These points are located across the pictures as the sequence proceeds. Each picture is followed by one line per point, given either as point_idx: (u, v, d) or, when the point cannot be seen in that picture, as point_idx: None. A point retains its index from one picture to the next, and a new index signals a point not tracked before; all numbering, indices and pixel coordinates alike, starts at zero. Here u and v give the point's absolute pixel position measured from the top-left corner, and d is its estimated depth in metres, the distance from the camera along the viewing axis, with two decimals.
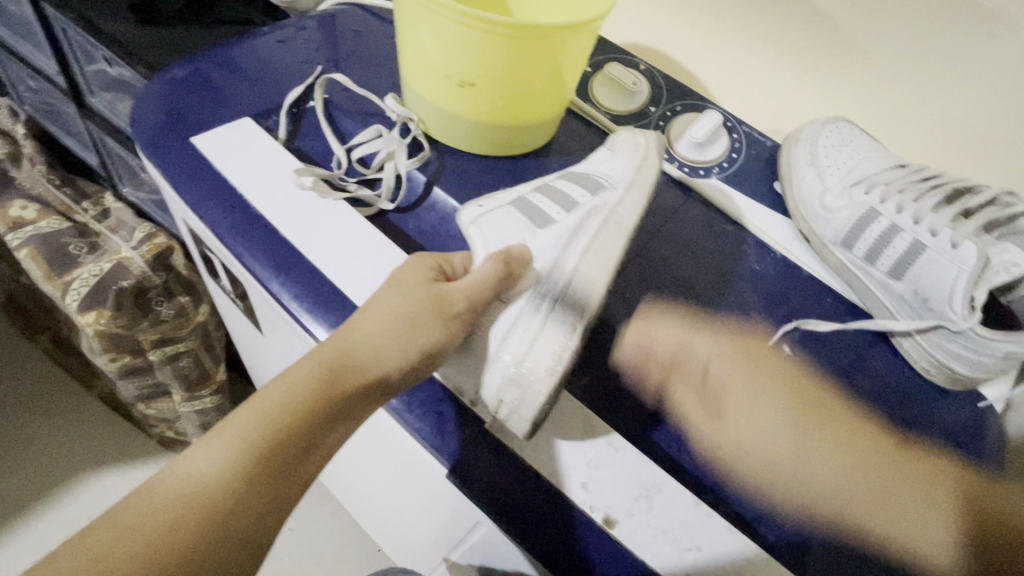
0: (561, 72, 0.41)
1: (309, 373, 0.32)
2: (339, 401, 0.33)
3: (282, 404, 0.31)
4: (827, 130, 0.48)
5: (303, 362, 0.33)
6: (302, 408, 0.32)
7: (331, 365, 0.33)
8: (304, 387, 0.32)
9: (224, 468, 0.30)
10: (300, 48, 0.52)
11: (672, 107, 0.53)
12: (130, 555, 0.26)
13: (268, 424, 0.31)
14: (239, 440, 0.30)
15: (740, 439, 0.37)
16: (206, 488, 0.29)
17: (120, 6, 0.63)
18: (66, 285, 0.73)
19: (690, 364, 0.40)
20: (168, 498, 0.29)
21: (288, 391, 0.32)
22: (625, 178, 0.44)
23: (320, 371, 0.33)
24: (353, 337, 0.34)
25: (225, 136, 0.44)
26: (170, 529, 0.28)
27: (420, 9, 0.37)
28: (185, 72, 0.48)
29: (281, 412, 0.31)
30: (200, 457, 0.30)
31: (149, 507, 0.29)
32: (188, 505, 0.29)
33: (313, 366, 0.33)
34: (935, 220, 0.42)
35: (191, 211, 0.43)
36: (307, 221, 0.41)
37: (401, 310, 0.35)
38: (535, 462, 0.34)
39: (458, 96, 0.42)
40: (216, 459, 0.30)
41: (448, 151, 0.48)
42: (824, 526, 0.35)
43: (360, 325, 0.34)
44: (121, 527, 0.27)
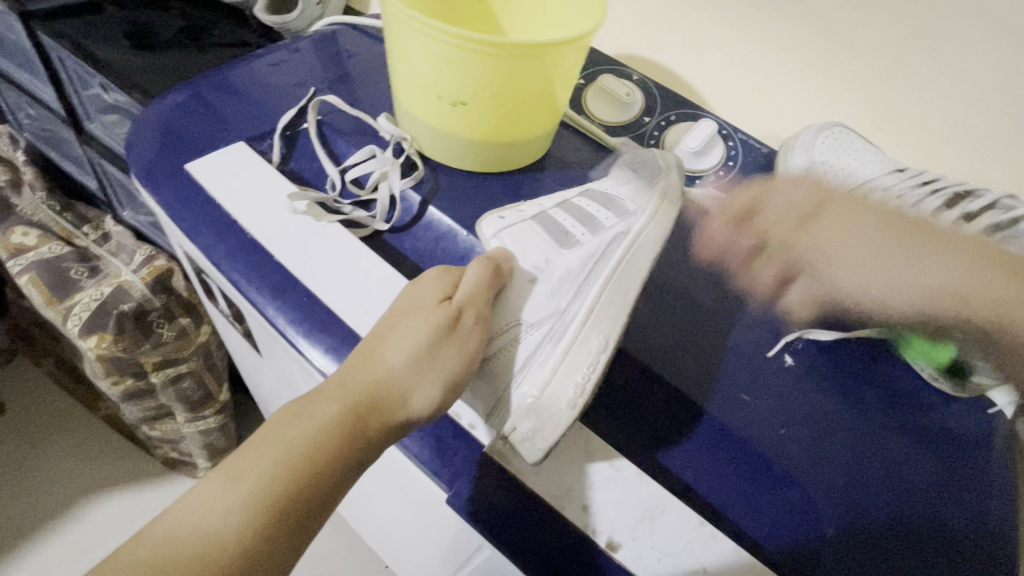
0: (553, 87, 0.41)
1: (333, 417, 0.32)
2: (365, 443, 0.33)
3: (305, 454, 0.31)
4: (823, 136, 0.48)
5: (324, 405, 0.32)
6: (327, 455, 0.31)
7: (357, 408, 0.33)
8: (329, 431, 0.32)
9: (240, 523, 0.29)
10: (294, 69, 0.53)
11: (666, 117, 0.53)
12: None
13: (289, 471, 0.30)
14: (260, 491, 0.30)
15: (831, 239, 0.44)
16: (223, 544, 0.29)
17: (114, 33, 0.64)
18: (68, 310, 0.74)
19: (777, 192, 0.48)
20: (187, 547, 0.29)
21: (310, 439, 0.31)
22: (651, 204, 0.43)
23: (345, 416, 0.32)
24: (378, 373, 0.34)
25: (219, 161, 0.44)
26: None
27: (409, 30, 0.38)
28: (181, 97, 0.49)
29: (301, 462, 0.31)
30: (222, 507, 0.29)
31: (168, 558, 0.28)
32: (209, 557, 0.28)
33: (337, 407, 0.32)
34: (934, 226, 0.42)
35: (187, 238, 0.43)
36: (302, 243, 0.41)
37: (418, 339, 0.34)
38: (537, 485, 0.34)
39: (449, 115, 0.42)
40: (231, 515, 0.29)
41: (442, 169, 0.48)
42: (838, 538, 0.34)
43: (382, 358, 0.34)
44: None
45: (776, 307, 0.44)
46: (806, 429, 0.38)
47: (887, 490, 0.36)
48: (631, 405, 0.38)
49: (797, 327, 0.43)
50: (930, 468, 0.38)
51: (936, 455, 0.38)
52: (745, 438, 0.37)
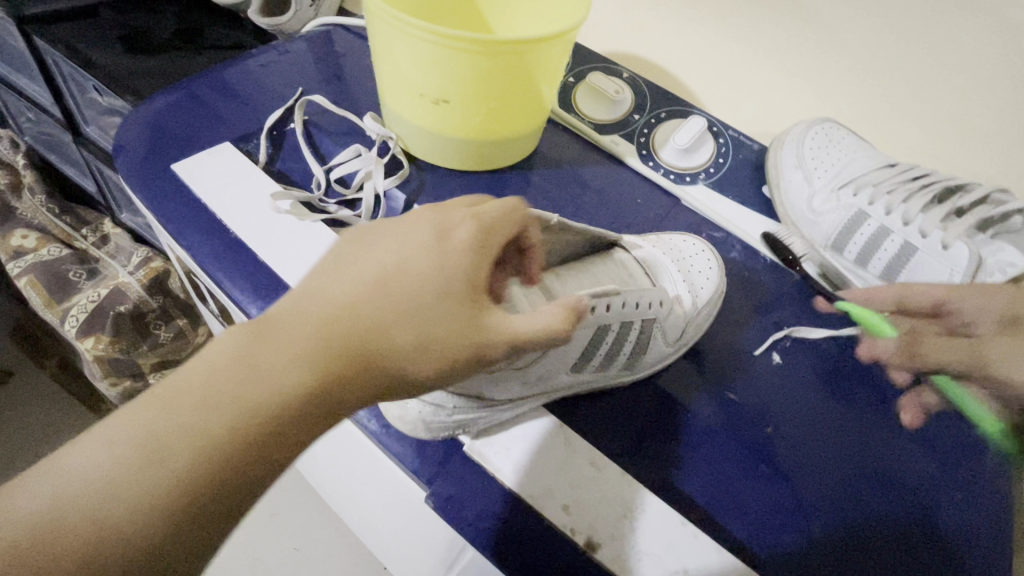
0: (537, 86, 0.41)
1: (288, 369, 0.24)
2: (323, 400, 0.24)
3: (241, 412, 0.23)
4: (813, 131, 0.46)
5: (286, 358, 0.24)
6: (268, 413, 0.23)
7: (335, 374, 0.24)
8: (277, 390, 0.24)
9: (145, 485, 0.22)
10: (283, 70, 0.53)
11: (656, 115, 0.52)
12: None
13: (223, 433, 0.23)
14: (178, 452, 0.22)
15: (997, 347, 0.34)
16: (118, 506, 0.22)
17: (109, 36, 0.64)
18: (65, 311, 0.74)
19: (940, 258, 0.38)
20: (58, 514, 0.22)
21: (249, 391, 0.23)
22: (690, 310, 0.41)
23: (305, 370, 0.24)
24: (358, 325, 0.25)
25: (205, 161, 0.44)
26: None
27: (390, 29, 0.37)
28: (169, 99, 0.49)
29: (231, 416, 0.23)
30: (126, 465, 0.22)
31: (26, 534, 0.21)
32: (86, 536, 0.21)
33: (304, 367, 0.24)
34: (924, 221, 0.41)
35: (172, 238, 0.43)
36: (285, 240, 0.41)
37: (432, 319, 0.25)
38: (515, 483, 0.32)
39: (433, 114, 0.42)
40: (130, 470, 0.22)
41: (428, 168, 0.47)
42: (823, 539, 0.33)
43: (366, 307, 0.25)
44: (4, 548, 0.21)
45: (766, 305, 0.44)
46: (798, 427, 0.38)
47: (879, 489, 0.36)
48: (614, 407, 0.38)
49: (786, 324, 0.43)
50: (925, 466, 0.37)
51: (926, 454, 0.38)
52: (732, 439, 0.37)
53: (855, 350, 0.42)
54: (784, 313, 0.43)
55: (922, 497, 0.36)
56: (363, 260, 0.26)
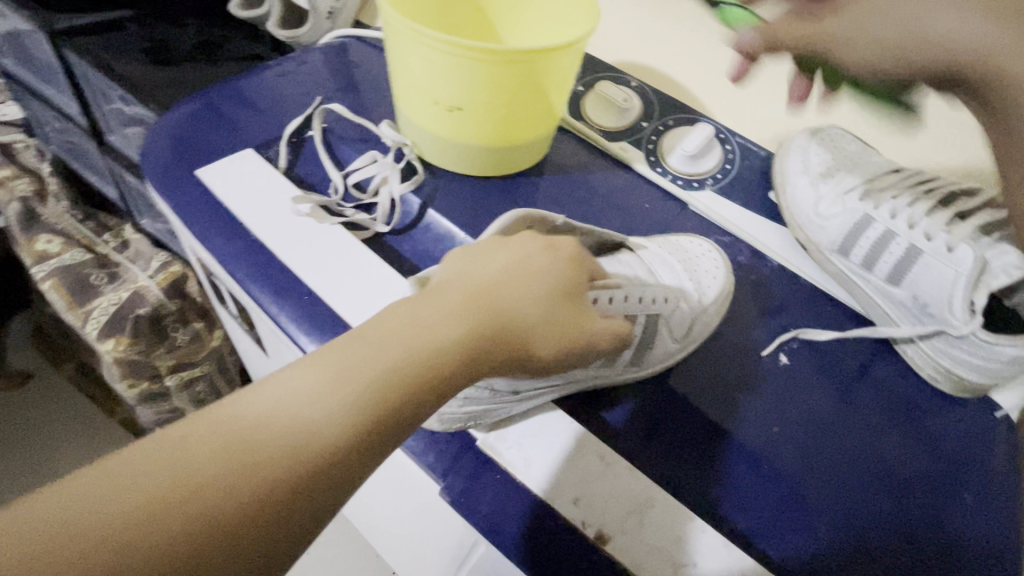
0: (547, 93, 0.42)
1: (456, 328, 0.28)
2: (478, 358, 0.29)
3: (418, 361, 0.27)
4: (817, 139, 0.48)
5: (443, 323, 0.28)
6: (439, 363, 0.27)
7: (477, 340, 0.28)
8: (449, 343, 0.27)
9: (327, 417, 0.24)
10: (301, 80, 0.55)
11: (663, 122, 0.54)
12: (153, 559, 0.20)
13: (386, 389, 0.25)
14: (354, 403, 0.25)
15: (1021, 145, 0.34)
16: (299, 436, 0.24)
17: (134, 49, 0.67)
18: (87, 314, 0.77)
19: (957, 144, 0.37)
20: (236, 450, 0.23)
21: (426, 343, 0.27)
22: (694, 309, 0.41)
23: (469, 330, 0.28)
24: (502, 302, 0.30)
25: (228, 167, 0.46)
26: (218, 517, 0.21)
27: (406, 39, 0.39)
28: (194, 108, 0.51)
29: (409, 362, 0.26)
30: (307, 409, 0.24)
31: (208, 464, 0.22)
32: (256, 474, 0.22)
33: (460, 332, 0.28)
34: (929, 225, 0.41)
35: (196, 240, 0.44)
36: (304, 243, 0.42)
37: (553, 300, 0.32)
38: (526, 478, 0.33)
39: (447, 120, 0.44)
40: (318, 405, 0.24)
41: (442, 174, 0.49)
42: (832, 540, 0.34)
43: (509, 287, 0.31)
44: (185, 475, 0.21)
45: (773, 307, 0.45)
46: (807, 429, 0.38)
47: (888, 491, 0.36)
48: (625, 405, 0.38)
49: (793, 327, 0.43)
50: (934, 470, 0.37)
51: (933, 456, 0.38)
52: (745, 439, 0.37)
53: (862, 352, 0.43)
54: (791, 316, 0.44)
55: (929, 498, 0.36)
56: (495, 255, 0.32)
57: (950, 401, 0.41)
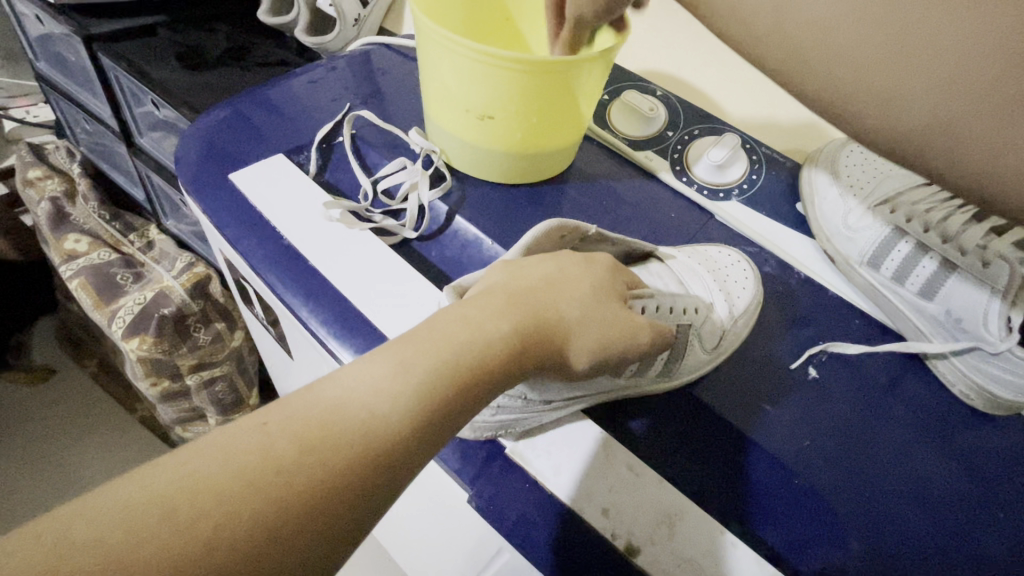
0: (577, 103, 0.42)
1: (506, 327, 0.30)
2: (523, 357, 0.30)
3: (472, 356, 0.28)
4: (847, 151, 0.48)
5: (488, 319, 0.30)
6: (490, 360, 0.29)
7: (523, 336, 0.30)
8: (498, 342, 0.29)
9: (392, 408, 0.25)
10: (331, 87, 0.56)
11: (689, 132, 0.54)
12: (251, 526, 0.22)
13: (443, 377, 0.27)
14: (416, 390, 0.26)
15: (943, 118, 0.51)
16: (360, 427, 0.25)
17: (167, 54, 0.68)
18: (113, 312, 0.78)
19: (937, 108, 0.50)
20: (314, 433, 0.24)
21: (479, 341, 0.29)
22: (722, 317, 0.41)
23: (514, 330, 0.30)
24: (546, 303, 0.32)
25: (260, 172, 0.47)
26: (284, 508, 0.23)
27: (440, 48, 0.40)
28: (228, 113, 0.52)
29: (464, 359, 0.28)
30: (372, 403, 0.25)
31: (281, 453, 0.23)
32: (334, 457, 0.24)
33: (506, 328, 0.29)
34: (965, 239, 0.41)
35: (228, 243, 0.45)
36: (334, 247, 0.43)
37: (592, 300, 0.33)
38: (555, 487, 0.33)
39: (476, 128, 0.44)
40: (384, 399, 0.26)
41: (468, 180, 0.49)
42: (866, 555, 0.33)
43: (557, 289, 0.32)
44: (271, 456, 0.23)
45: (801, 319, 0.44)
46: (837, 444, 0.38)
47: (921, 508, 0.35)
48: (652, 415, 0.38)
49: (822, 339, 0.43)
50: (968, 488, 0.37)
51: (967, 474, 0.37)
52: (775, 452, 0.37)
53: (893, 367, 0.42)
54: (819, 328, 0.44)
55: (964, 517, 0.35)
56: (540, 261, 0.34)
57: (984, 418, 0.40)
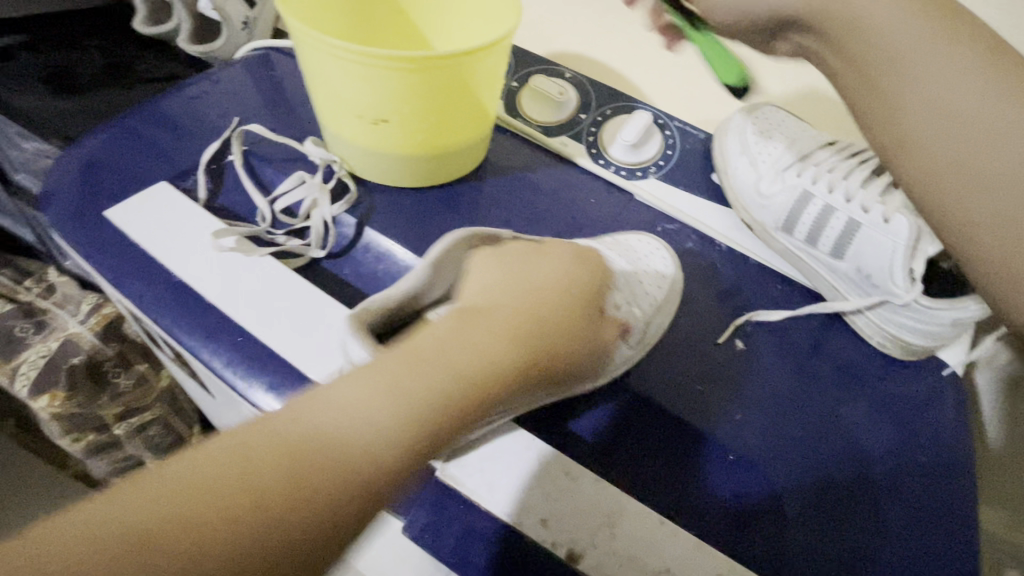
0: (477, 95, 0.40)
1: (478, 343, 0.30)
2: (506, 366, 0.30)
3: (457, 373, 0.28)
4: (753, 118, 0.48)
5: (461, 340, 0.30)
6: (470, 372, 0.29)
7: (472, 335, 0.30)
8: (479, 351, 0.30)
9: (383, 427, 0.25)
10: (216, 99, 0.51)
11: (602, 112, 0.53)
12: (227, 545, 0.22)
13: (434, 394, 0.27)
14: (408, 407, 0.26)
15: None
16: (362, 448, 0.25)
17: (30, 78, 0.61)
18: (13, 371, 0.69)
19: None
20: (304, 456, 0.24)
21: (472, 355, 0.29)
22: (644, 312, 0.41)
23: (497, 343, 0.31)
24: (516, 316, 0.33)
25: (141, 205, 0.42)
26: (273, 532, 0.23)
27: (318, 53, 0.37)
28: (98, 141, 0.46)
29: (447, 375, 0.28)
30: (369, 424, 0.25)
31: (270, 479, 0.23)
32: (324, 475, 0.24)
33: (483, 343, 0.30)
34: (865, 197, 0.42)
35: (113, 288, 0.41)
36: (232, 280, 0.39)
37: (539, 302, 0.35)
38: (492, 505, 0.32)
39: (374, 134, 0.41)
40: (377, 415, 0.25)
41: (376, 188, 0.46)
42: (799, 498, 0.35)
43: (524, 299, 0.34)
44: (259, 484, 0.23)
45: (725, 292, 0.44)
46: (765, 406, 0.38)
47: (850, 463, 0.36)
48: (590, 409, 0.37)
49: (746, 310, 0.43)
50: (892, 437, 0.38)
51: (890, 423, 0.39)
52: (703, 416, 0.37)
53: (817, 326, 0.43)
54: (743, 298, 0.44)
55: (889, 465, 0.37)
56: (515, 265, 0.35)
57: (901, 365, 0.42)
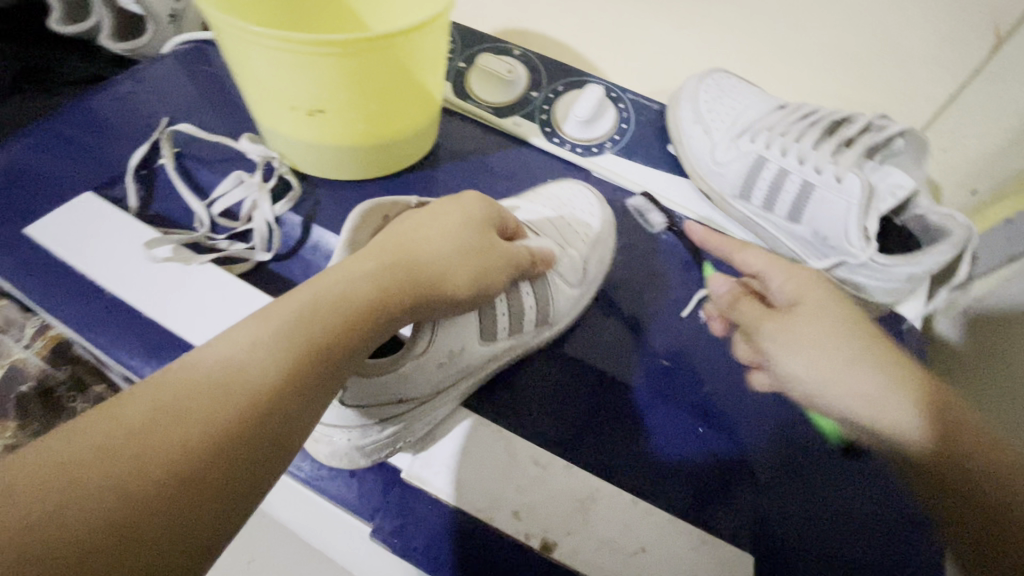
0: (415, 77, 0.38)
1: (373, 271, 0.26)
2: (409, 289, 0.26)
3: (343, 297, 0.24)
4: (705, 84, 0.47)
5: (355, 272, 0.26)
6: (366, 297, 0.25)
7: (401, 274, 0.26)
8: (367, 279, 0.25)
9: (269, 358, 0.21)
10: (142, 101, 0.48)
11: (553, 89, 0.51)
12: (89, 514, 0.16)
13: (325, 320, 0.23)
14: (296, 335, 0.22)
15: None
16: (244, 380, 0.20)
17: None
18: None
19: None
20: (175, 398, 0.19)
21: (355, 283, 0.25)
22: (585, 256, 0.41)
23: (391, 271, 0.26)
24: (422, 241, 0.29)
25: (65, 219, 0.40)
26: (144, 489, 0.17)
27: (232, 41, 0.34)
28: (13, 155, 0.43)
29: (340, 303, 0.24)
30: (248, 355, 0.21)
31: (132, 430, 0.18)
32: (203, 410, 0.19)
33: (375, 269, 0.26)
34: (818, 157, 0.41)
35: (42, 310, 0.38)
36: (171, 291, 0.37)
37: (465, 230, 0.30)
38: (462, 502, 0.31)
39: (309, 125, 0.39)
40: (261, 348, 0.21)
41: (323, 184, 0.45)
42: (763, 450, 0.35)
43: (425, 230, 0.29)
44: (118, 435, 0.18)
45: (687, 264, 0.44)
46: (720, 369, 0.39)
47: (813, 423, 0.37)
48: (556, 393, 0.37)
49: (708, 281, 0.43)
50: None
51: None
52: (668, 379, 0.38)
53: None
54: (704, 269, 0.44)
55: None
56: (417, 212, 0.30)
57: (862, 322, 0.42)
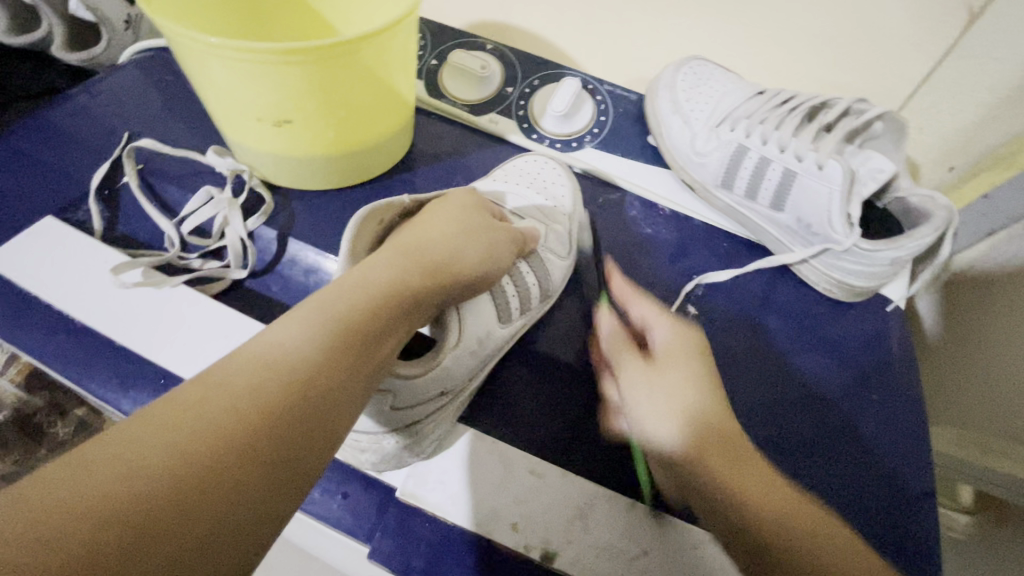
0: (384, 81, 0.36)
1: (391, 263, 0.27)
2: (427, 277, 0.27)
3: (365, 287, 0.25)
4: (681, 73, 0.46)
5: (376, 267, 0.26)
6: (388, 283, 0.25)
7: (422, 271, 0.27)
8: (387, 270, 0.26)
9: (307, 344, 0.21)
10: (100, 116, 0.46)
11: (529, 83, 0.50)
12: (158, 494, 0.16)
13: (353, 308, 0.23)
14: (332, 323, 0.22)
15: None
16: (288, 361, 0.21)
17: None
18: None
19: None
20: (224, 386, 0.19)
21: (379, 277, 0.25)
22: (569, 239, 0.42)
23: (408, 262, 0.27)
24: (427, 233, 0.30)
25: (25, 247, 0.38)
26: (210, 469, 0.17)
27: (187, 53, 0.32)
28: None
29: (364, 291, 0.24)
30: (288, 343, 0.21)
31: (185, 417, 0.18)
32: (252, 392, 0.19)
33: (391, 266, 0.27)
34: (798, 145, 0.40)
35: (8, 344, 0.36)
36: (142, 317, 0.36)
37: (466, 218, 0.32)
38: (457, 518, 0.30)
39: (278, 136, 0.37)
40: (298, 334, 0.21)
41: (296, 195, 0.43)
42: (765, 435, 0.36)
43: (426, 223, 0.30)
44: (175, 423, 0.18)
45: (671, 258, 0.44)
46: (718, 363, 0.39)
47: (804, 411, 0.37)
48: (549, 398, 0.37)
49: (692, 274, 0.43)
50: (842, 380, 0.39)
51: (839, 366, 0.40)
52: None
53: (763, 280, 0.44)
54: (689, 262, 0.44)
55: (843, 409, 0.38)
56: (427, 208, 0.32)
57: (847, 306, 0.43)
